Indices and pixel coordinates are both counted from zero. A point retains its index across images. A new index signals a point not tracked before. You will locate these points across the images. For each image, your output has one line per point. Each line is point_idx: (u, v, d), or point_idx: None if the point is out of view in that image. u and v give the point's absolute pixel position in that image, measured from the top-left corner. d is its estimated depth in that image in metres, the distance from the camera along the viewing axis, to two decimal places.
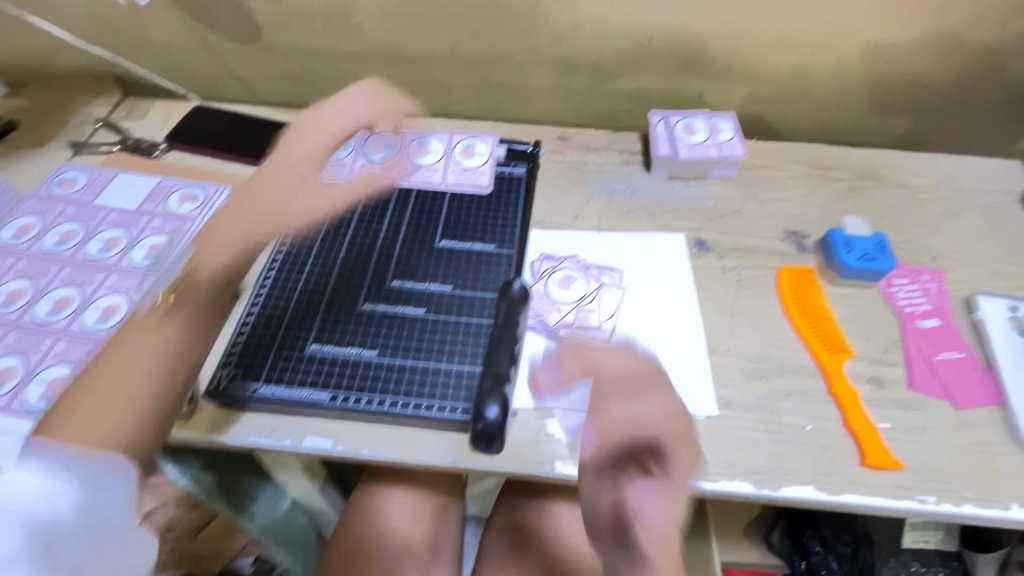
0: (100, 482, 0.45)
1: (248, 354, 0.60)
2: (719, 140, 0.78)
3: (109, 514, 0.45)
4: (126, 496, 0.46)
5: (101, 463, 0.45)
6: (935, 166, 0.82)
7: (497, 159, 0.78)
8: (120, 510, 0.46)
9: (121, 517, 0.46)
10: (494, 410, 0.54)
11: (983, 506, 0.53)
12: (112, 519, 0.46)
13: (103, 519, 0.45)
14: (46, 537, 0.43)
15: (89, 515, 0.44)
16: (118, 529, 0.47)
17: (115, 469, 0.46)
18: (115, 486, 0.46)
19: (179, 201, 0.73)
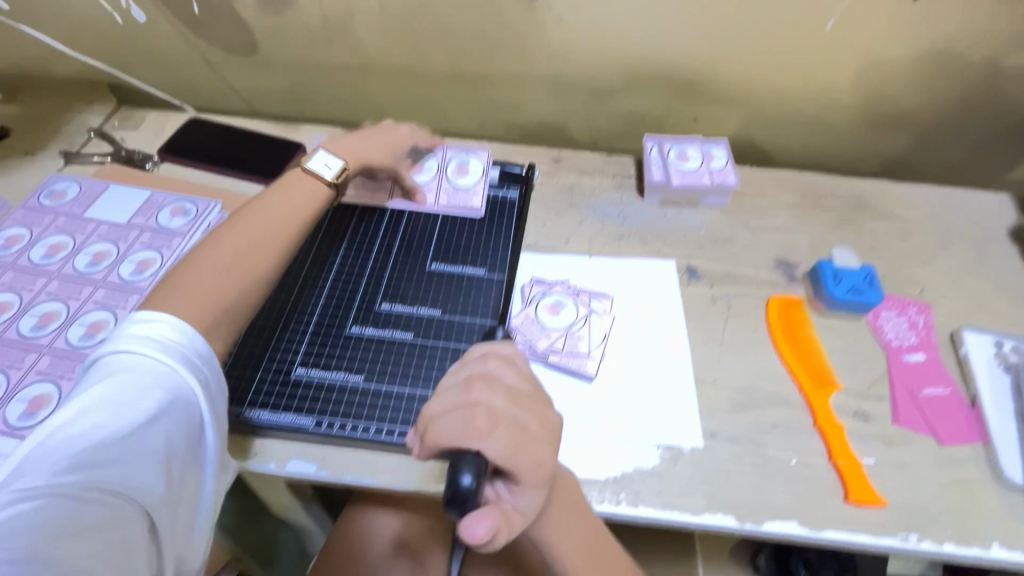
0: (171, 367, 0.45)
1: (233, 376, 0.59)
2: (712, 167, 0.78)
3: (180, 403, 0.44)
4: (196, 377, 0.46)
5: (171, 330, 0.47)
6: (924, 198, 0.83)
7: (491, 180, 0.78)
8: (185, 396, 0.45)
9: (191, 402, 0.45)
10: (472, 472, 0.40)
11: (965, 546, 0.53)
12: (173, 407, 0.44)
13: (169, 406, 0.43)
14: (102, 430, 0.41)
15: (158, 401, 0.43)
16: (173, 444, 0.43)
17: (196, 344, 0.48)
18: (190, 367, 0.46)
19: (170, 215, 0.72)
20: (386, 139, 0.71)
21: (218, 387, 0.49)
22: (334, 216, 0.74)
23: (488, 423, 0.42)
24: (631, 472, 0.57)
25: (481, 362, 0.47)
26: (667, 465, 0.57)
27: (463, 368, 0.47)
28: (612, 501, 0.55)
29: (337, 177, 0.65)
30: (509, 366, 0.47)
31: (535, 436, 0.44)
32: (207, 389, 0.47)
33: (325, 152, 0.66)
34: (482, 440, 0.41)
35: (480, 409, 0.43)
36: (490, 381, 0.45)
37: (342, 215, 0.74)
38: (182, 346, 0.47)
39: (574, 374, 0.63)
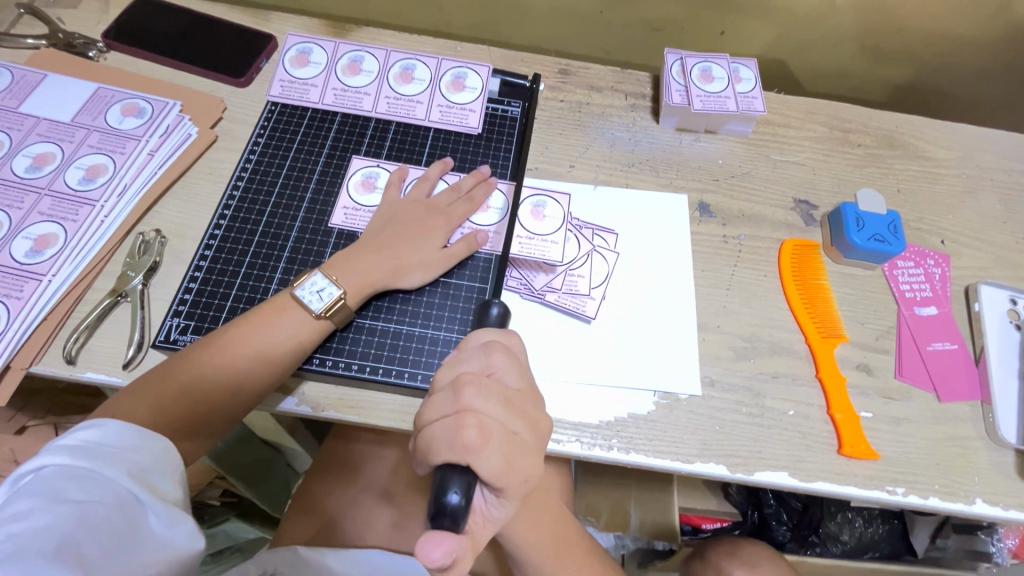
0: (93, 462, 0.38)
1: (201, 305, 0.55)
2: (738, 90, 0.70)
3: (110, 494, 0.37)
4: (127, 466, 0.39)
5: (98, 433, 0.41)
6: (960, 137, 0.76)
7: (490, 94, 0.69)
8: (115, 487, 0.38)
9: (122, 489, 0.38)
10: (461, 488, 0.36)
11: (949, 500, 0.54)
12: (99, 504, 0.36)
13: (95, 505, 0.36)
14: (16, 538, 0.33)
15: (79, 502, 0.36)
16: (105, 542, 0.35)
17: (128, 433, 0.41)
18: (119, 458, 0.39)
19: (122, 114, 0.63)
20: (418, 235, 0.57)
21: (161, 465, 0.42)
22: (310, 126, 0.65)
23: (479, 436, 0.38)
24: (625, 417, 0.55)
25: (479, 358, 0.42)
26: (662, 411, 0.55)
27: (458, 363, 0.42)
28: (604, 446, 0.53)
29: (331, 310, 0.52)
30: (507, 365, 0.42)
31: (524, 448, 0.40)
32: (143, 475, 0.40)
33: (323, 273, 0.53)
34: (475, 452, 0.37)
35: (473, 419, 0.38)
36: (485, 386, 0.40)
37: (319, 125, 0.65)
38: (146, 446, 0.42)
39: (572, 315, 0.59)
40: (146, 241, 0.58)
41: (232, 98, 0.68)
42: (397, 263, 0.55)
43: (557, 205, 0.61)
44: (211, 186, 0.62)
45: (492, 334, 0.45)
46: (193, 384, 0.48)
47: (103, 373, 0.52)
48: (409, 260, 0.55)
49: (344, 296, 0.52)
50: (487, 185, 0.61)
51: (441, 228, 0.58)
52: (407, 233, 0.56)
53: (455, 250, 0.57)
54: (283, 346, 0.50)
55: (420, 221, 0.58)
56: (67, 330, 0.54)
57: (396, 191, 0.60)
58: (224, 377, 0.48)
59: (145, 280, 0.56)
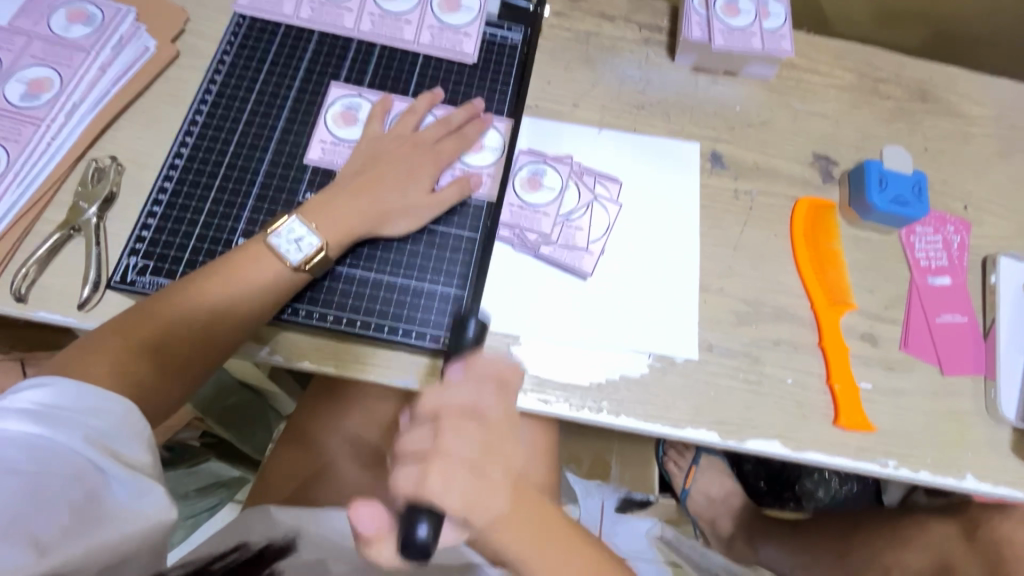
0: (44, 429, 0.36)
1: (161, 243, 0.50)
2: (765, 27, 0.62)
3: (63, 465, 0.35)
4: (84, 432, 0.37)
5: (51, 395, 0.38)
6: (997, 92, 0.70)
7: (488, 17, 0.61)
8: (69, 458, 0.35)
9: (76, 459, 0.35)
10: (431, 523, 0.34)
11: (940, 475, 0.53)
12: (52, 475, 0.34)
13: (48, 477, 0.34)
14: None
15: (28, 474, 0.34)
16: (62, 517, 0.33)
17: (83, 394, 0.38)
18: (76, 423, 0.37)
19: (67, 20, 0.55)
20: (404, 176, 0.52)
21: (126, 428, 0.39)
22: (284, 44, 0.58)
23: (446, 486, 0.35)
24: (616, 379, 0.52)
25: (469, 392, 0.39)
26: (656, 375, 0.53)
27: (445, 392, 0.38)
28: (593, 409, 0.51)
29: (309, 262, 0.47)
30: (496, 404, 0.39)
31: (495, 486, 0.38)
32: (102, 441, 0.37)
33: (300, 219, 0.48)
34: (441, 501, 0.35)
35: (442, 466, 0.35)
36: (468, 433, 0.37)
37: (294, 43, 0.58)
38: (105, 409, 0.39)
39: (568, 270, 0.55)
40: (100, 169, 0.52)
41: (196, 8, 0.60)
42: (381, 208, 0.50)
43: (557, 174, 0.57)
44: (173, 109, 0.56)
45: (490, 362, 0.41)
46: (154, 338, 0.43)
47: (57, 312, 0.48)
48: (394, 205, 0.51)
49: (325, 246, 0.48)
50: (482, 124, 0.56)
51: (428, 169, 0.53)
52: (392, 174, 0.52)
53: (446, 195, 0.53)
54: (256, 297, 0.46)
55: (405, 159, 0.53)
56: (15, 263, 0.49)
57: (378, 126, 0.55)
58: (190, 331, 0.45)
59: (100, 213, 0.51)
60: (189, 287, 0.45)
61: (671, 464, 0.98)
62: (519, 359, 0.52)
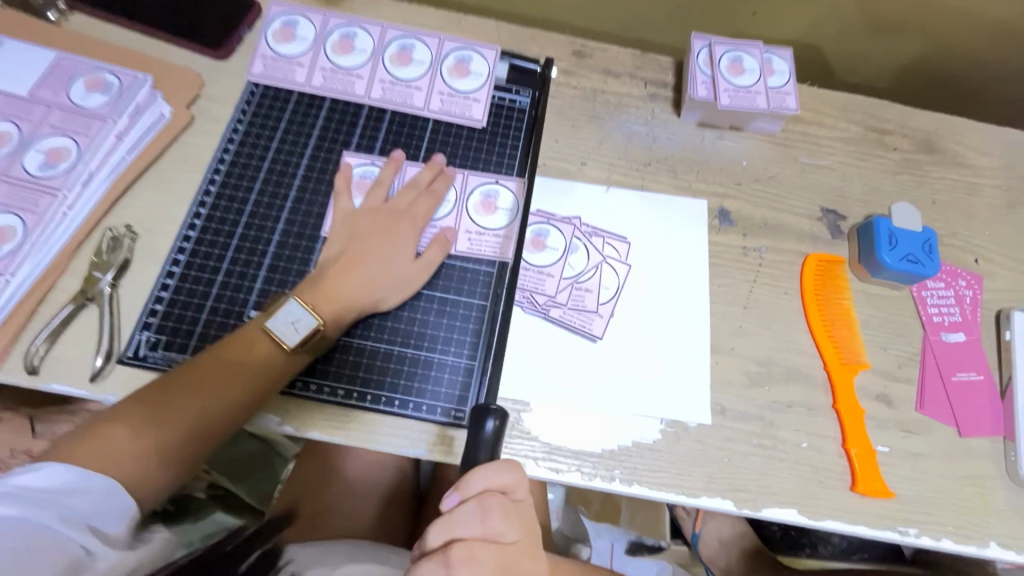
0: (24, 507, 0.35)
1: (174, 316, 0.50)
2: (770, 85, 0.63)
3: (42, 542, 0.34)
4: (59, 511, 0.36)
5: (34, 476, 0.37)
6: (1003, 142, 0.70)
7: (497, 79, 0.62)
8: (47, 534, 0.34)
9: (55, 536, 0.34)
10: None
11: (963, 543, 0.51)
12: (31, 548, 0.33)
13: (24, 551, 0.32)
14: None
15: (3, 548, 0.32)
16: None
17: (66, 475, 0.38)
18: (54, 503, 0.36)
19: (86, 90, 0.57)
20: (385, 248, 0.52)
21: (104, 506, 0.38)
22: (296, 111, 0.59)
23: None
24: (629, 446, 0.52)
25: (477, 518, 0.38)
26: (669, 441, 0.52)
27: (452, 523, 0.38)
28: (605, 477, 0.51)
29: (305, 343, 0.47)
30: (506, 525, 0.38)
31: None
32: (81, 518, 0.36)
33: (296, 300, 0.48)
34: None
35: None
36: (482, 561, 0.37)
37: (307, 110, 0.59)
38: (84, 489, 0.38)
39: (577, 332, 0.55)
40: (115, 238, 0.53)
41: (210, 74, 0.61)
42: (369, 284, 0.50)
43: (559, 237, 0.57)
44: (187, 175, 0.57)
45: (495, 475, 0.39)
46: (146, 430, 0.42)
47: (69, 385, 0.48)
48: (380, 277, 0.51)
49: (321, 324, 0.48)
50: (447, 178, 0.56)
51: (407, 234, 0.53)
52: (372, 248, 0.52)
53: (429, 257, 0.53)
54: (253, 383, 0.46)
55: (383, 230, 0.53)
56: (27, 333, 0.49)
57: (350, 201, 0.54)
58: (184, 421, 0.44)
59: (114, 282, 0.51)
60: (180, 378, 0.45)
61: (681, 509, 0.97)
62: (529, 427, 0.52)
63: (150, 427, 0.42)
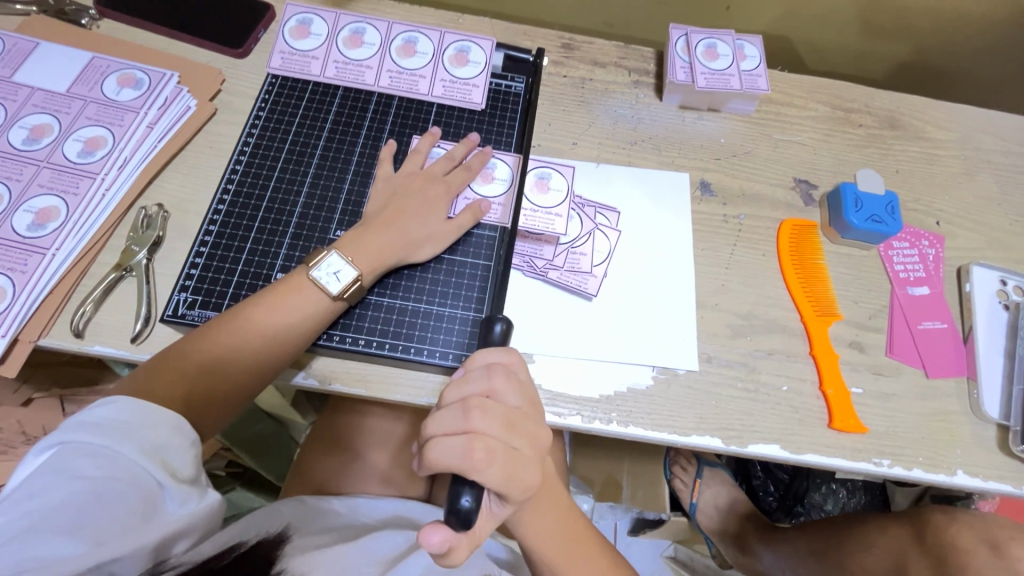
0: (106, 440, 0.39)
1: (208, 280, 0.55)
2: (742, 68, 0.69)
3: (124, 470, 0.38)
4: (140, 442, 0.40)
5: (112, 409, 0.41)
6: (959, 117, 0.76)
7: (493, 69, 0.68)
8: (126, 465, 0.39)
9: (133, 469, 0.39)
10: (473, 494, 0.41)
11: (932, 471, 0.56)
12: (113, 482, 0.38)
13: (110, 482, 0.38)
14: (32, 514, 0.35)
15: (91, 479, 0.37)
16: (123, 516, 0.37)
17: (138, 410, 0.42)
18: (133, 435, 0.40)
19: (118, 85, 0.62)
20: (423, 207, 0.57)
21: (173, 442, 0.42)
22: (312, 100, 0.64)
23: (488, 458, 0.41)
24: (625, 392, 0.57)
25: (482, 379, 0.44)
26: (660, 387, 0.57)
27: (462, 384, 0.44)
28: (604, 420, 0.55)
29: (346, 292, 0.52)
30: (508, 387, 0.44)
31: (525, 458, 0.43)
32: (157, 453, 0.41)
33: (338, 254, 0.53)
34: (482, 473, 0.41)
35: (481, 441, 0.41)
36: (490, 412, 0.42)
37: (321, 98, 0.65)
38: (156, 427, 0.42)
39: (574, 292, 0.60)
40: (149, 216, 0.58)
41: (231, 69, 0.67)
42: (407, 238, 0.55)
43: (561, 178, 0.62)
44: (213, 160, 0.62)
45: (493, 354, 0.46)
46: (207, 368, 0.48)
47: (111, 346, 0.52)
48: (417, 234, 0.56)
49: (360, 278, 0.53)
50: (483, 154, 0.61)
51: (442, 199, 0.58)
52: (412, 204, 0.57)
53: (461, 220, 0.58)
54: (302, 321, 0.51)
55: (417, 193, 0.58)
56: (72, 303, 0.54)
57: (389, 167, 0.60)
58: (238, 359, 0.49)
59: (149, 255, 0.56)
60: (236, 321, 0.50)
61: (679, 480, 1.00)
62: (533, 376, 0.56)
63: (207, 367, 0.48)
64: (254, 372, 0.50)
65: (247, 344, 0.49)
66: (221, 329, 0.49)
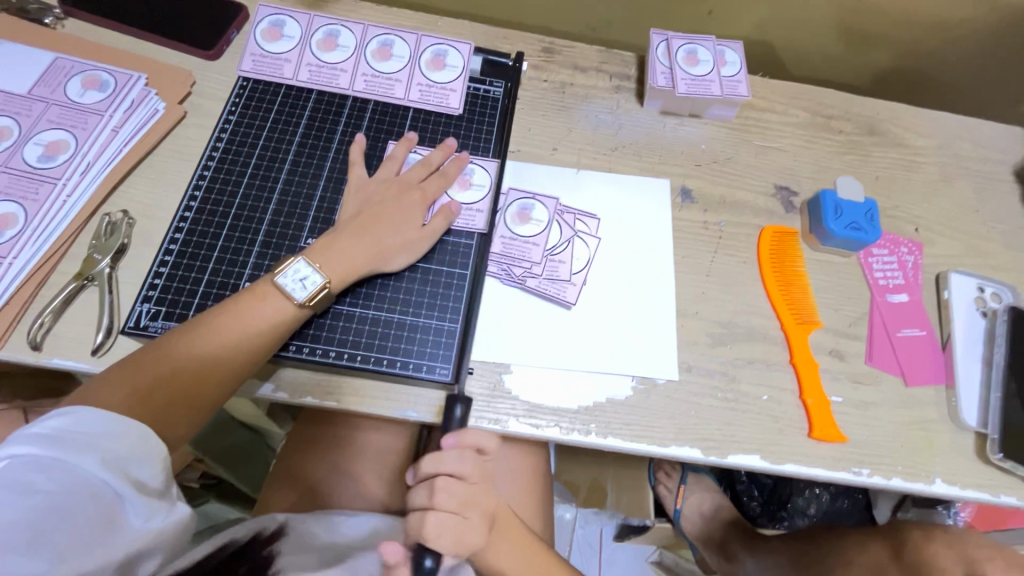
0: (63, 452, 0.37)
1: (172, 290, 0.53)
2: (723, 74, 0.69)
3: (81, 486, 0.37)
4: (100, 454, 0.38)
5: (70, 419, 0.39)
6: (938, 124, 0.77)
7: (472, 73, 0.67)
8: (86, 478, 0.37)
9: (93, 482, 0.37)
10: (433, 558, 0.47)
11: (910, 480, 0.56)
12: (72, 497, 0.36)
13: (66, 497, 0.36)
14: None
15: (47, 494, 0.36)
16: (79, 534, 0.36)
17: (99, 419, 0.40)
18: (92, 446, 0.38)
19: (82, 87, 0.60)
20: (398, 215, 0.56)
21: (138, 451, 0.40)
22: (285, 103, 0.63)
23: (441, 531, 0.48)
24: (603, 403, 0.56)
25: (457, 461, 0.50)
26: (640, 397, 0.56)
27: (439, 459, 0.49)
28: (582, 431, 0.54)
29: (314, 298, 0.51)
30: (473, 472, 0.50)
31: (476, 529, 0.50)
32: (118, 464, 0.39)
33: (305, 259, 0.51)
34: (436, 541, 0.47)
35: (437, 515, 0.48)
36: (453, 494, 0.49)
37: (294, 102, 0.63)
38: (117, 437, 0.40)
39: (553, 301, 0.59)
40: (113, 223, 0.56)
41: (202, 72, 0.65)
42: (380, 247, 0.54)
43: (544, 209, 0.61)
44: (181, 164, 0.60)
45: (476, 435, 0.51)
46: (171, 378, 0.46)
47: (70, 359, 0.50)
48: (391, 242, 0.55)
49: (329, 284, 0.51)
50: (460, 160, 0.61)
51: (417, 206, 0.57)
52: (387, 212, 0.55)
53: (435, 226, 0.57)
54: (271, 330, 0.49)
55: (392, 201, 0.56)
56: (30, 314, 0.52)
57: (362, 170, 0.59)
58: (204, 369, 0.47)
59: (112, 263, 0.54)
60: (201, 330, 0.48)
61: (662, 487, 0.98)
62: (509, 387, 0.55)
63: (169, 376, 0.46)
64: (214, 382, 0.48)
65: (212, 353, 0.47)
66: (182, 335, 0.48)
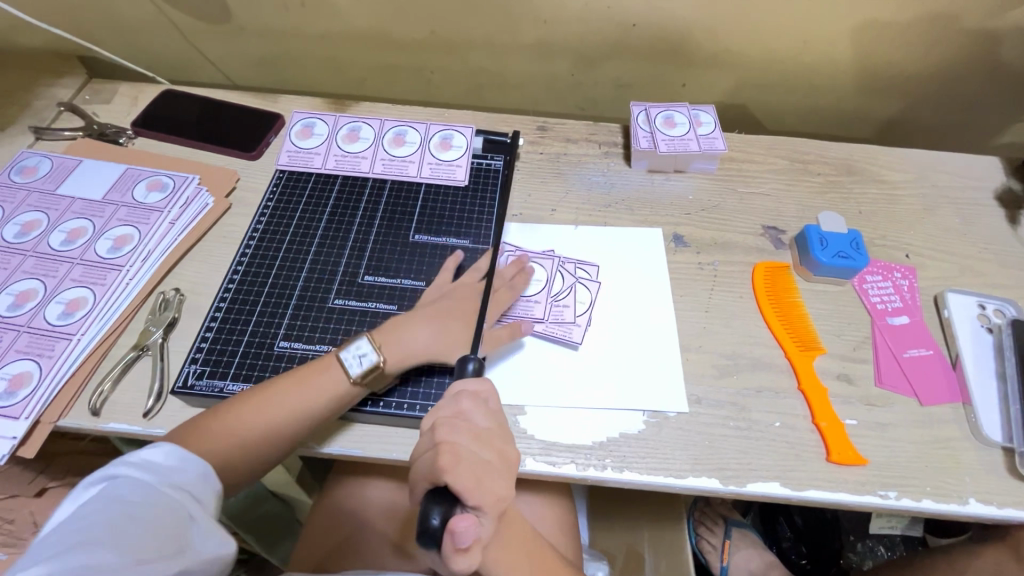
0: (149, 474, 0.42)
1: (216, 352, 0.59)
2: (700, 133, 0.77)
3: (160, 500, 0.40)
4: (175, 481, 0.43)
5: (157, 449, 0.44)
6: (913, 160, 0.82)
7: (474, 150, 0.77)
8: (163, 496, 0.41)
9: (167, 500, 0.41)
10: (440, 513, 0.41)
11: (942, 501, 0.54)
12: (153, 508, 0.39)
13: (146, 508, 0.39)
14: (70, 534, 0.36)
15: (129, 503, 0.39)
16: (153, 538, 0.38)
17: (183, 452, 0.45)
18: (171, 471, 0.43)
19: (147, 190, 0.70)
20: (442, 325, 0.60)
21: (203, 483, 0.44)
22: (314, 189, 0.72)
23: (454, 461, 0.44)
24: (617, 437, 0.57)
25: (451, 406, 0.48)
26: (653, 430, 0.58)
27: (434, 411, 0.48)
28: (598, 466, 0.56)
29: (366, 376, 0.55)
30: (475, 409, 0.48)
31: (492, 469, 0.46)
32: (188, 491, 0.43)
33: (368, 339, 0.57)
34: (448, 474, 0.43)
35: (447, 446, 0.45)
36: (458, 428, 0.46)
37: (322, 187, 0.73)
38: (188, 469, 0.44)
39: (559, 342, 0.63)
40: (166, 300, 0.63)
41: (244, 170, 0.76)
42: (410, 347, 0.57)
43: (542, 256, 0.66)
44: (225, 247, 0.69)
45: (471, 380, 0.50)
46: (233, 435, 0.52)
47: (125, 422, 0.55)
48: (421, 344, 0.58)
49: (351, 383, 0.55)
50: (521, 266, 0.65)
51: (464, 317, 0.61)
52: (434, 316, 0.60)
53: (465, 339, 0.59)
54: (324, 401, 0.54)
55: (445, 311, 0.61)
56: (91, 384, 0.58)
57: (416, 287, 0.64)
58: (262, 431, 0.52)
59: (164, 335, 0.61)
60: (267, 395, 0.54)
61: (705, 542, 0.95)
62: (525, 427, 0.58)
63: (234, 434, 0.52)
64: (247, 427, 0.52)
65: (273, 418, 0.53)
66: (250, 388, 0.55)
